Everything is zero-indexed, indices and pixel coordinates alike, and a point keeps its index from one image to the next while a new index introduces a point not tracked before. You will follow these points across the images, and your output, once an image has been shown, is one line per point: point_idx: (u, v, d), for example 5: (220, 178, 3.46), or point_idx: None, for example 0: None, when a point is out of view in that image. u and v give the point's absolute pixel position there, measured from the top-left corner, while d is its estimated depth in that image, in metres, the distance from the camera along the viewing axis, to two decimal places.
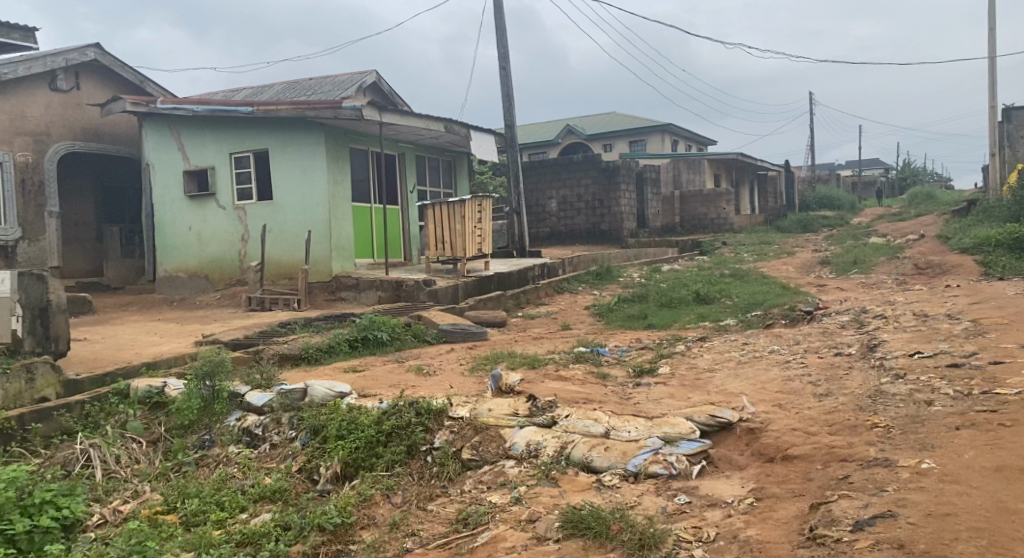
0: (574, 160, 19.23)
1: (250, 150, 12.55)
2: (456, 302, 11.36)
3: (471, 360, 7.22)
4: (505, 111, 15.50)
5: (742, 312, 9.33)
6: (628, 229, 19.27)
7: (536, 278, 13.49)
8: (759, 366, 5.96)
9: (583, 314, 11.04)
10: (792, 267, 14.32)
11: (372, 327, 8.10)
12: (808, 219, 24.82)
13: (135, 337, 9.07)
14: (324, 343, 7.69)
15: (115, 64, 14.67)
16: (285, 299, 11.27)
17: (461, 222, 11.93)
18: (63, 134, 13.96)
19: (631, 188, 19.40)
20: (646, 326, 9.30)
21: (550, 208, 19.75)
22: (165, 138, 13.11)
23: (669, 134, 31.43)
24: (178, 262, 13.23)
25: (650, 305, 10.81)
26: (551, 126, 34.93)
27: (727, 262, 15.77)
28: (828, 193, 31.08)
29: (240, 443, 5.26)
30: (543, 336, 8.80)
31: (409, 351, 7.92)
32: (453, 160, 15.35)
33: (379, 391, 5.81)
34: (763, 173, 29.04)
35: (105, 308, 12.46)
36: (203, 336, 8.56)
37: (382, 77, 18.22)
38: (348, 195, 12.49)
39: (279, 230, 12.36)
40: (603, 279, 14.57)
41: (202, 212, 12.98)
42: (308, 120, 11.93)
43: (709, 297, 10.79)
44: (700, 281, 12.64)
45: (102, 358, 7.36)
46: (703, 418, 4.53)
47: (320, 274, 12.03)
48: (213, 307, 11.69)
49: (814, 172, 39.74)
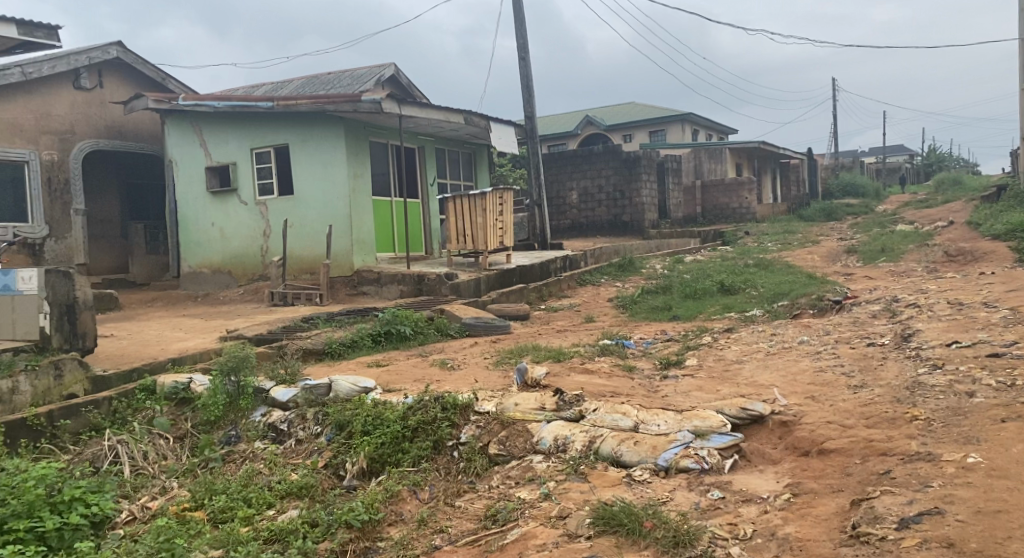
0: (595, 151, 19.10)
1: (271, 145, 12.55)
2: (478, 295, 11.33)
3: (495, 353, 7.18)
4: (524, 102, 15.41)
5: (769, 302, 9.21)
6: (650, 220, 19.11)
7: (558, 270, 13.43)
8: (789, 357, 5.86)
9: (606, 306, 10.95)
10: (818, 256, 14.13)
11: (395, 322, 8.09)
12: (833, 207, 24.50)
13: (161, 334, 9.10)
14: (348, 337, 7.68)
15: (137, 62, 14.72)
16: (307, 294, 11.29)
17: (482, 214, 11.88)
18: (86, 132, 14.04)
19: (652, 178, 19.23)
20: (671, 318, 9.21)
21: (570, 199, 19.64)
22: (187, 134, 13.15)
23: (689, 123, 31.16)
24: (202, 258, 13.29)
25: (674, 296, 10.70)
26: (570, 117, 34.76)
27: (751, 252, 15.59)
28: (851, 180, 30.69)
29: (266, 439, 5.24)
30: (567, 329, 8.73)
31: (433, 345, 7.89)
32: (473, 152, 15.29)
33: (404, 385, 5.77)
34: (786, 161, 28.70)
35: (131, 305, 12.54)
36: (228, 332, 8.59)
37: (401, 70, 18.18)
38: (369, 189, 12.47)
39: (300, 225, 12.38)
40: (625, 271, 14.46)
41: (225, 208, 13.02)
42: (328, 114, 11.91)
43: (735, 288, 10.66)
44: (725, 271, 12.50)
45: (129, 355, 7.40)
46: (734, 411, 4.45)
47: (342, 268, 12.04)
48: (237, 303, 11.73)
49: (837, 159, 39.27)
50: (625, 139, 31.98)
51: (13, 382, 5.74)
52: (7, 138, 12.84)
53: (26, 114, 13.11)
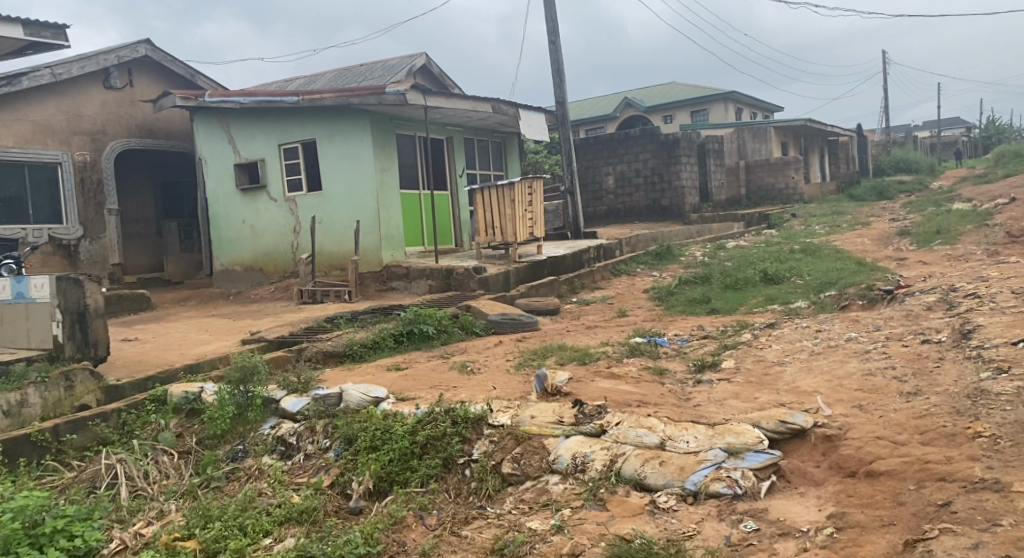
0: (632, 135, 18.55)
1: (298, 140, 12.34)
2: (508, 289, 11.03)
3: (519, 355, 6.85)
4: (556, 87, 14.98)
5: (814, 293, 8.67)
6: (690, 204, 18.53)
7: (592, 260, 13.06)
8: (834, 358, 5.38)
9: (642, 299, 10.52)
10: (868, 239, 13.44)
11: (418, 321, 7.80)
12: (885, 186, 23.52)
13: (185, 336, 8.95)
14: (369, 339, 7.41)
15: (166, 59, 14.62)
16: (336, 291, 11.07)
17: (510, 206, 11.64)
18: (117, 132, 14.00)
19: (692, 161, 18.63)
20: (708, 312, 8.76)
21: (607, 184, 19.14)
22: (216, 132, 13.02)
23: (732, 102, 30.27)
24: (234, 255, 13.18)
25: (713, 286, 10.21)
26: (610, 100, 34.09)
27: (797, 236, 14.96)
28: (904, 156, 29.53)
29: (274, 453, 4.92)
30: (598, 326, 8.34)
31: (456, 345, 7.59)
32: (503, 141, 14.93)
33: (419, 393, 5.44)
34: (834, 139, 27.69)
35: (164, 304, 12.49)
36: (250, 333, 8.38)
37: (432, 59, 17.87)
38: (396, 182, 12.20)
39: (328, 220, 12.17)
40: (663, 259, 13.98)
41: (255, 205, 12.87)
42: (353, 107, 11.64)
43: (778, 277, 10.11)
44: (769, 258, 11.93)
45: (147, 360, 7.22)
46: (771, 425, 4.03)
47: (371, 264, 11.84)
48: (266, 301, 11.56)
49: (889, 133, 37.90)
50: (666, 120, 31.23)
51: (22, 395, 5.57)
52: (39, 140, 12.84)
53: (57, 115, 13.09)
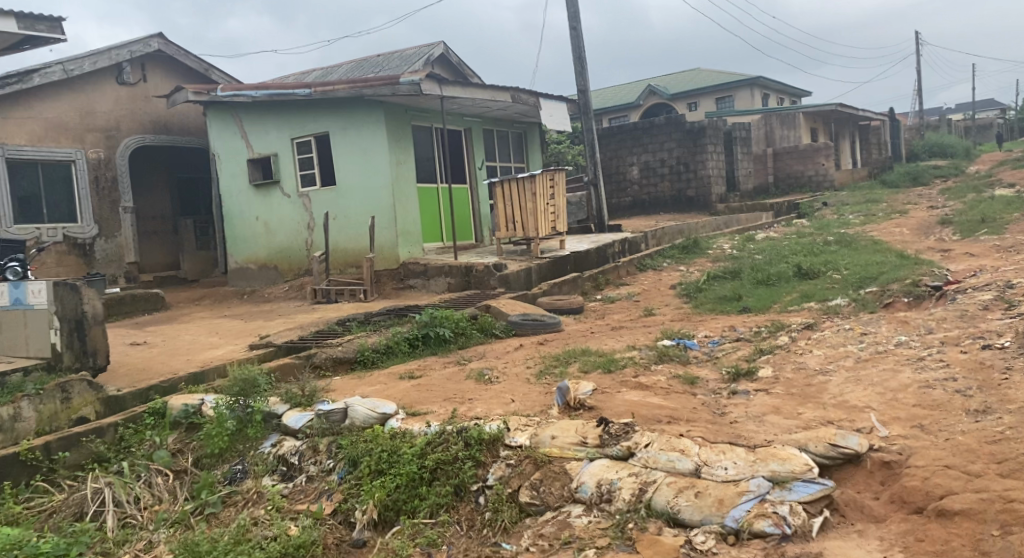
0: (656, 123, 18.02)
1: (311, 134, 12.00)
2: (529, 287, 10.65)
3: (540, 360, 6.47)
4: (578, 75, 14.51)
5: (853, 290, 8.18)
6: (717, 194, 17.98)
7: (616, 255, 12.63)
8: (885, 367, 4.92)
9: (670, 296, 10.08)
10: (906, 229, 12.88)
11: (434, 324, 7.42)
12: (919, 172, 22.78)
13: (196, 339, 8.62)
14: (382, 343, 7.04)
15: (180, 54, 14.25)
16: (351, 290, 10.73)
17: (532, 199, 11.22)
18: (132, 128, 13.68)
19: (719, 149, 18.05)
20: (740, 310, 8.32)
21: (631, 174, 18.61)
22: (229, 126, 12.70)
23: (759, 87, 29.53)
24: (249, 253, 12.89)
25: (744, 282, 9.74)
26: (633, 88, 33.41)
27: (830, 226, 14.39)
28: (938, 140, 28.65)
29: (276, 474, 4.56)
30: (624, 327, 7.91)
31: (474, 350, 7.21)
32: (524, 132, 14.51)
33: (432, 405, 5.03)
34: (866, 123, 26.87)
35: (179, 304, 12.20)
36: (261, 336, 8.03)
37: (451, 49, 17.44)
38: (413, 176, 11.84)
39: (343, 216, 11.83)
40: (690, 252, 13.51)
41: (269, 201, 12.56)
42: (367, 99, 11.28)
43: (814, 271, 9.63)
44: (802, 251, 11.43)
45: (152, 366, 6.89)
46: (820, 449, 3.60)
47: (387, 261, 11.51)
48: (280, 301, 11.25)
49: (921, 117, 36.87)
50: (690, 107, 30.54)
51: (15, 408, 5.14)
52: (52, 138, 12.54)
53: (70, 112, 12.77)
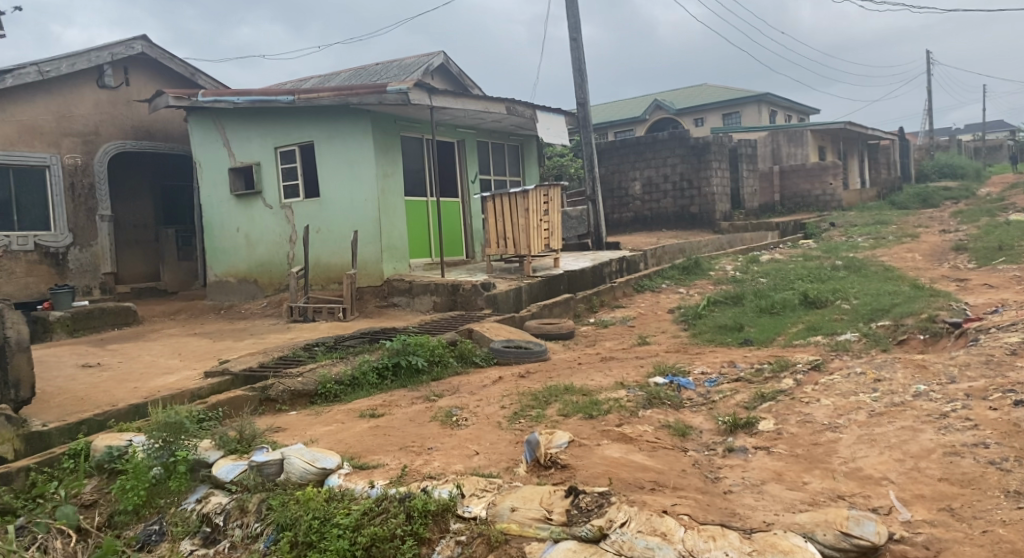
0: (660, 138, 17.45)
1: (295, 143, 11.44)
2: (518, 308, 10.04)
3: (517, 398, 5.85)
4: (578, 87, 13.97)
5: (863, 323, 7.56)
6: (722, 212, 17.37)
7: (612, 275, 12.03)
8: (904, 425, 4.28)
9: (667, 323, 9.46)
10: (919, 254, 12.25)
11: (406, 352, 6.82)
12: (929, 192, 22.17)
13: (154, 361, 8.00)
14: (346, 374, 6.43)
15: (164, 57, 13.72)
16: (330, 308, 10.12)
17: (524, 215, 10.62)
18: (112, 133, 13.13)
19: (724, 166, 17.46)
20: (741, 342, 7.70)
21: (633, 190, 17.99)
22: (211, 133, 12.15)
23: (767, 103, 28.95)
24: (228, 266, 12.30)
25: (746, 310, 9.12)
26: (639, 102, 32.86)
27: (838, 249, 13.77)
28: (948, 161, 28.05)
29: (197, 537, 3.98)
30: (615, 358, 7.29)
31: (448, 382, 6.60)
32: (521, 144, 13.95)
33: (384, 456, 4.42)
34: (875, 142, 26.25)
35: (152, 318, 11.62)
36: (221, 359, 7.42)
37: (451, 59, 16.93)
38: (400, 189, 11.26)
39: (327, 229, 11.25)
40: (691, 274, 12.89)
41: (250, 212, 11.99)
42: (352, 108, 10.72)
43: (822, 299, 9.01)
44: (808, 276, 10.81)
45: (94, 393, 6.27)
46: (830, 539, 3.08)
47: (371, 278, 10.92)
48: (254, 319, 10.64)
49: (931, 135, 36.27)
50: (697, 122, 29.94)
51: None
52: (26, 142, 11.98)
53: (46, 115, 12.22)
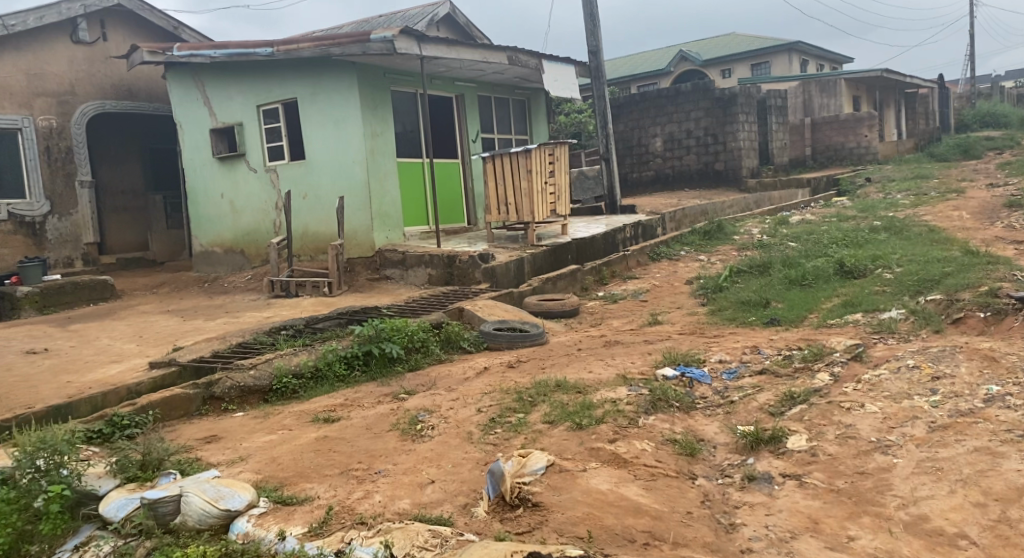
0: (683, 89, 16.22)
1: (278, 100, 10.51)
2: (520, 281, 9.17)
3: (500, 396, 4.96)
4: (589, 35, 12.85)
5: (909, 298, 6.56)
6: (749, 168, 16.18)
7: (625, 241, 11.07)
8: (977, 447, 3.33)
9: (684, 298, 8.50)
10: (966, 212, 11.12)
11: (379, 338, 5.95)
12: (971, 143, 20.77)
13: (109, 344, 7.18)
14: (307, 367, 5.56)
15: (143, 9, 12.78)
16: (314, 282, 9.25)
17: (527, 177, 9.65)
18: (89, 93, 12.26)
19: (752, 119, 16.25)
20: (767, 321, 6.73)
21: (654, 146, 16.81)
22: (190, 91, 11.22)
23: (797, 52, 27.39)
24: (214, 235, 11.46)
25: (773, 281, 8.10)
26: (663, 54, 31.31)
27: (875, 208, 12.61)
28: (991, 109, 26.37)
29: None
30: (621, 345, 6.37)
31: (426, 374, 5.73)
32: (527, 99, 12.92)
33: (317, 485, 3.55)
34: (913, 91, 24.67)
35: (132, 292, 10.83)
36: (177, 344, 6.58)
37: (457, 8, 15.78)
38: (391, 150, 10.32)
39: (314, 195, 10.37)
40: (713, 239, 11.88)
41: (233, 177, 11.12)
42: (337, 60, 9.77)
43: (859, 269, 7.98)
44: (843, 240, 9.76)
45: (19, 390, 5.45)
46: None
47: (362, 248, 10.07)
48: (234, 293, 9.79)
49: (972, 82, 34.37)
50: (723, 74, 28.44)
51: None
52: None
53: (16, 74, 11.37)
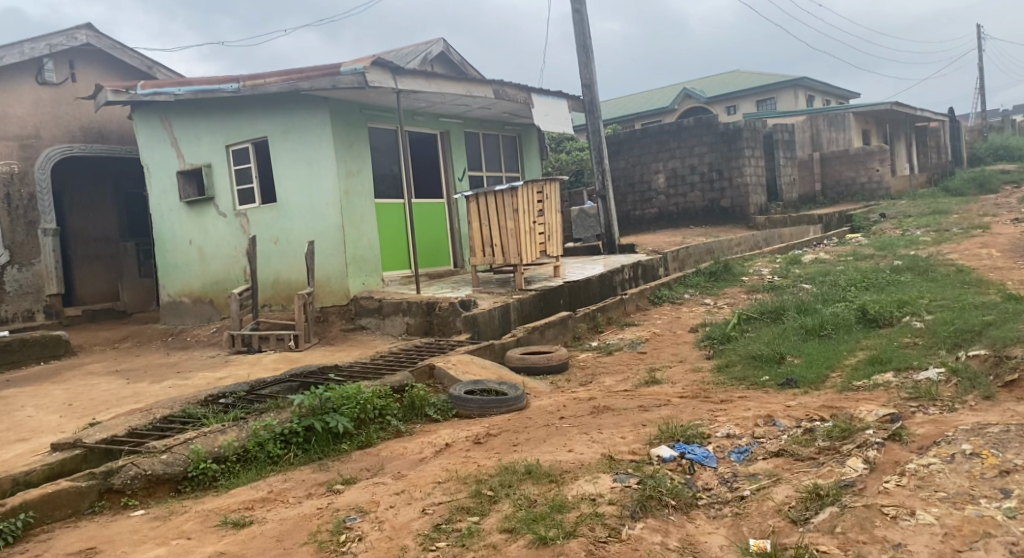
0: (685, 124, 15.47)
1: (247, 139, 9.74)
2: (507, 332, 8.24)
3: (458, 486, 4.04)
4: (583, 67, 12.15)
5: (946, 355, 5.64)
6: (756, 204, 15.35)
7: (624, 283, 10.17)
8: None
9: (687, 351, 7.58)
10: (994, 250, 10.22)
11: (323, 410, 5.01)
12: (987, 176, 19.91)
13: (32, 412, 6.29)
14: (232, 448, 4.63)
15: (114, 48, 12.12)
16: (279, 336, 8.35)
17: (513, 217, 8.81)
18: (55, 135, 11.55)
19: (758, 154, 15.47)
20: (782, 381, 5.81)
21: (657, 183, 15.96)
22: (156, 131, 10.48)
23: (803, 88, 26.76)
24: (181, 284, 10.63)
25: (788, 330, 7.16)
26: (667, 92, 30.72)
27: (894, 246, 11.70)
28: (1005, 142, 25.55)
29: None
30: (611, 411, 5.43)
31: (376, 454, 4.80)
32: (518, 134, 12.16)
33: None
34: (924, 124, 23.90)
35: (88, 347, 9.97)
36: (100, 416, 5.68)
37: (451, 45, 15.13)
38: (368, 190, 9.52)
39: (285, 240, 9.56)
40: (720, 280, 10.98)
41: (201, 221, 10.32)
42: (308, 94, 9.02)
43: (884, 316, 7.05)
44: (863, 282, 8.85)
45: None
46: None
47: (335, 296, 9.21)
48: (193, 349, 8.93)
49: (982, 115, 33.67)
50: (728, 110, 27.77)
51: None
52: None
53: None
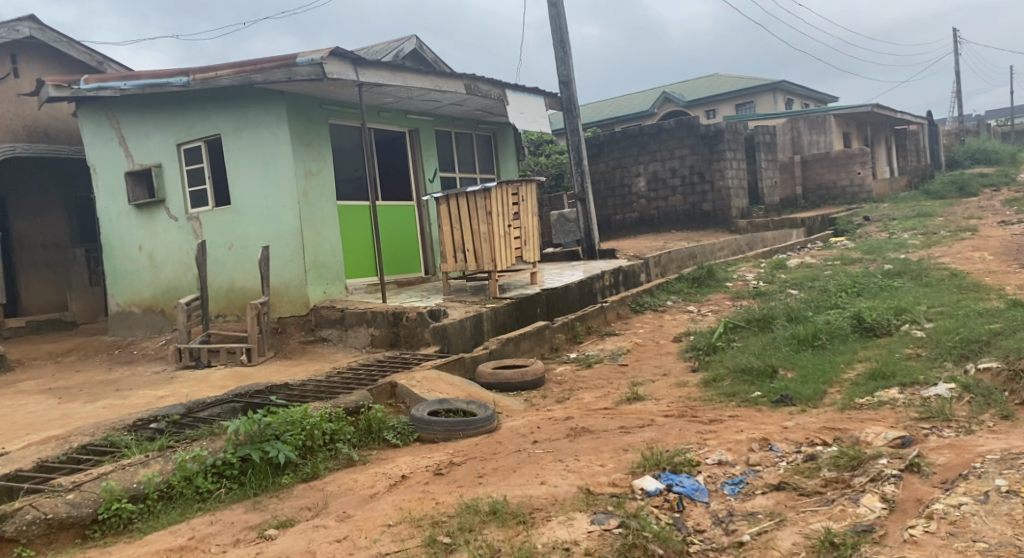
0: (665, 126, 15.03)
1: (200, 138, 9.11)
2: (478, 342, 7.67)
3: (408, 530, 3.48)
4: (560, 64, 11.63)
5: (954, 368, 5.14)
6: (738, 208, 14.90)
7: (603, 290, 9.63)
8: None
9: (670, 363, 7.05)
10: (986, 253, 9.81)
11: (261, 438, 4.41)
12: (968, 179, 19.65)
13: None
14: (151, 485, 4.02)
15: (60, 41, 11.48)
16: (230, 349, 7.72)
17: (487, 220, 8.26)
18: None
19: (740, 157, 15.02)
20: (777, 397, 5.27)
21: (636, 187, 15.47)
22: (104, 129, 9.82)
23: (782, 92, 26.46)
24: (131, 292, 9.96)
25: (778, 340, 6.66)
26: (645, 96, 30.35)
27: (881, 249, 11.27)
28: (982, 146, 25.43)
29: None
30: (590, 434, 4.88)
31: (321, 488, 4.21)
32: (492, 134, 11.60)
33: None
34: (903, 128, 23.69)
35: (28, 362, 9.27)
36: (12, 444, 5.04)
37: (423, 43, 14.57)
38: (330, 191, 8.92)
39: (241, 245, 8.94)
40: (703, 286, 10.48)
41: (152, 226, 9.66)
42: (263, 89, 8.42)
43: (881, 325, 6.56)
44: (854, 288, 8.37)
45: None
46: None
47: (294, 306, 8.58)
48: (139, 364, 8.29)
49: (958, 120, 33.63)
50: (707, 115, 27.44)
51: None
52: None
53: None
